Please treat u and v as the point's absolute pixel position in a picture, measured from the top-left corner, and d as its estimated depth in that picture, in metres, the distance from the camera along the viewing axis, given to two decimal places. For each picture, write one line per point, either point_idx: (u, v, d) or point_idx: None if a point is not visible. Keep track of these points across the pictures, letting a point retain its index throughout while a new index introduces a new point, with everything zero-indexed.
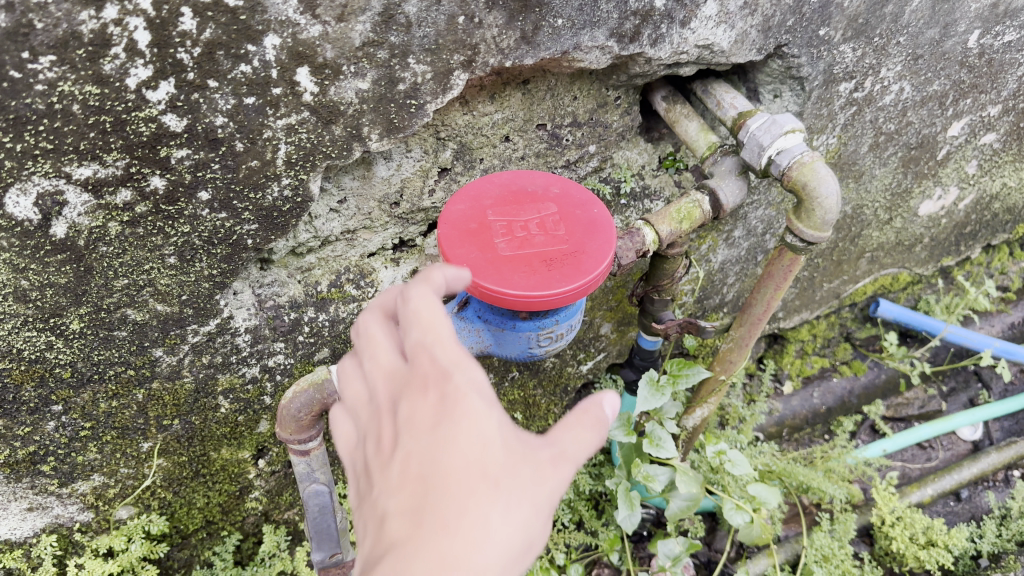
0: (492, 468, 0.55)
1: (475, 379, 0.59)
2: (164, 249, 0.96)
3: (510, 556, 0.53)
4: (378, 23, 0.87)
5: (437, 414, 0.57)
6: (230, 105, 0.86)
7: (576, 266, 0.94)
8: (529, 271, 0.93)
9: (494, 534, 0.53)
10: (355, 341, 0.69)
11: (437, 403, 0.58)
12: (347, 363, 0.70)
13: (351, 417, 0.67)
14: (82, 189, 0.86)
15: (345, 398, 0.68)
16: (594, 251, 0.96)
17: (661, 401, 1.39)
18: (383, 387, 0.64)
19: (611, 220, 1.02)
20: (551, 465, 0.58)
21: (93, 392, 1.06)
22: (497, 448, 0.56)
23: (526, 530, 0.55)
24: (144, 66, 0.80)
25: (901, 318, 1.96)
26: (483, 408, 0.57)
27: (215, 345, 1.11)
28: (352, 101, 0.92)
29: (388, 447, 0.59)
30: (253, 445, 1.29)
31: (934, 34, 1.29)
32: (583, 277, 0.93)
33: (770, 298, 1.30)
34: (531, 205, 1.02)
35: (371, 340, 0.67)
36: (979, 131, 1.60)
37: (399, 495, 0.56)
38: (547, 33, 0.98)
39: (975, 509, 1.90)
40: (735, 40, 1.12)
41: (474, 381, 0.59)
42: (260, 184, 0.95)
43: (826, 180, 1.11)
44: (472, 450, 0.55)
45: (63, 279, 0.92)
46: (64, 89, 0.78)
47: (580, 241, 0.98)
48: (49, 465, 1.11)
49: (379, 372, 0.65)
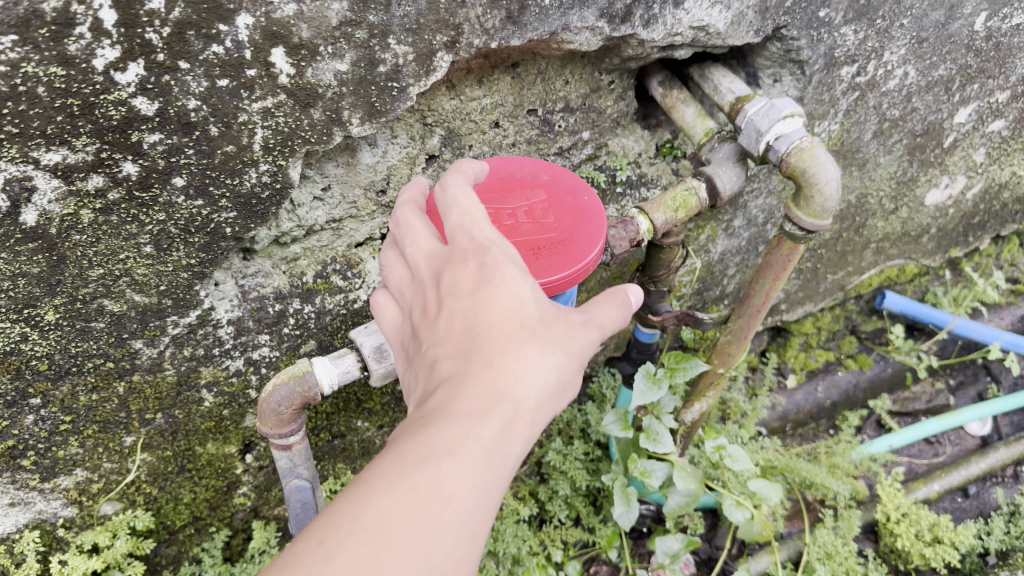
0: (528, 322, 0.69)
1: (507, 250, 0.73)
2: (140, 237, 0.93)
3: (548, 390, 0.68)
4: (355, 2, 0.84)
5: (474, 279, 0.71)
6: (203, 87, 0.83)
7: (565, 255, 0.91)
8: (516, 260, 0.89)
9: (531, 377, 0.67)
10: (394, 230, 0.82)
11: (477, 271, 0.71)
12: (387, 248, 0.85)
13: (393, 291, 0.82)
14: (51, 175, 0.83)
15: (391, 281, 0.81)
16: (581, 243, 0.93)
17: (658, 395, 1.35)
18: (421, 262, 0.77)
19: (602, 207, 0.98)
20: (582, 327, 0.73)
21: (72, 385, 1.03)
22: (531, 305, 0.70)
23: (559, 378, 0.69)
24: (111, 46, 0.77)
25: (907, 310, 1.92)
26: (515, 274, 0.71)
27: (197, 337, 1.08)
28: (331, 83, 0.89)
29: (428, 308, 0.74)
30: (239, 439, 1.27)
31: (939, 16, 1.25)
32: (571, 267, 0.90)
33: (769, 289, 1.27)
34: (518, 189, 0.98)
35: (410, 230, 0.80)
36: (987, 118, 1.56)
37: (443, 347, 0.70)
38: (533, 13, 0.94)
39: (983, 506, 1.86)
40: (732, 22, 1.09)
41: (506, 253, 0.73)
42: (238, 169, 0.92)
43: (826, 165, 1.08)
44: (509, 307, 0.69)
45: (35, 269, 0.89)
46: (28, 70, 0.75)
47: (569, 229, 0.94)
48: (29, 459, 1.08)
49: (418, 252, 0.78)
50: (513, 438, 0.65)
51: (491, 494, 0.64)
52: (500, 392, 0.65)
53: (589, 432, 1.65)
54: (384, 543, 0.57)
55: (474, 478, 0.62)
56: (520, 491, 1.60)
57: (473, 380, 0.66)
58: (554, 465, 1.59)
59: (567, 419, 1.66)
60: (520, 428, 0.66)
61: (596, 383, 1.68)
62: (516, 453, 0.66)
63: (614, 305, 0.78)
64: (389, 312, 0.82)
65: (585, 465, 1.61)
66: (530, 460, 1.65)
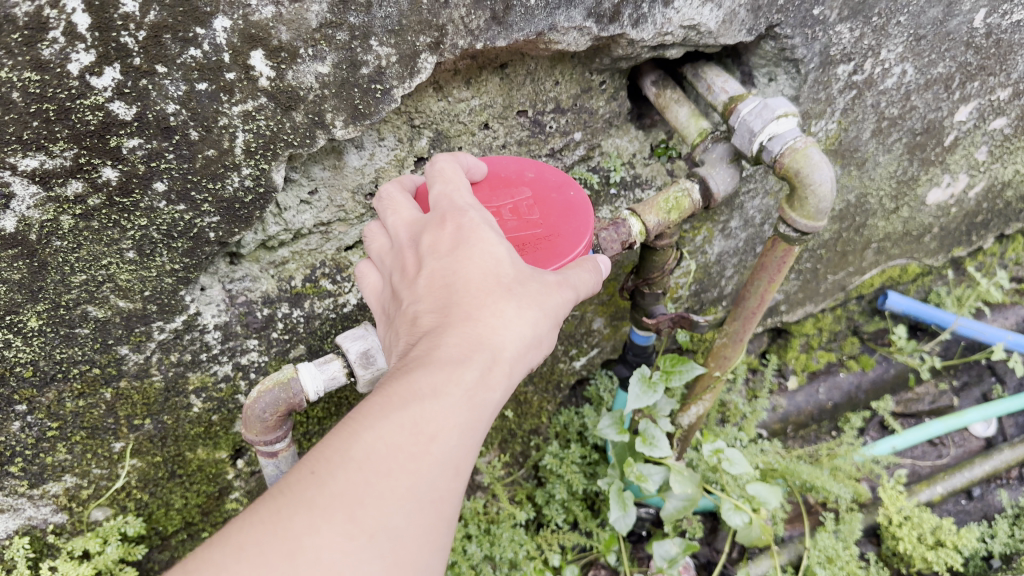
0: (504, 279, 0.75)
1: (484, 218, 0.80)
2: (122, 243, 0.92)
3: (525, 341, 0.74)
4: (335, 3, 0.82)
5: (452, 242, 0.78)
6: (181, 91, 0.82)
7: (551, 250, 0.89)
8: None
9: (508, 330, 0.73)
10: (378, 204, 0.88)
11: (456, 233, 0.78)
12: (372, 223, 0.91)
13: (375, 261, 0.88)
14: (28, 181, 0.82)
15: (372, 250, 0.88)
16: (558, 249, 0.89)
17: (654, 399, 1.33)
18: (403, 230, 0.84)
19: (589, 201, 0.97)
20: (559, 287, 0.79)
21: (58, 391, 1.02)
22: (508, 265, 0.76)
23: (536, 333, 0.75)
24: (86, 51, 0.76)
25: (910, 311, 1.89)
26: (491, 238, 0.78)
27: (183, 342, 1.07)
28: (312, 86, 0.88)
29: (410, 272, 0.80)
30: (230, 444, 1.26)
31: (937, 13, 1.24)
32: (557, 261, 0.88)
33: (764, 291, 1.26)
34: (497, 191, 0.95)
35: (393, 201, 0.87)
36: (988, 116, 1.54)
37: (424, 304, 0.76)
38: (519, 13, 0.93)
39: (987, 509, 1.84)
40: (723, 20, 1.07)
41: (482, 219, 0.79)
42: (220, 174, 0.91)
43: (820, 166, 1.06)
44: (485, 265, 0.75)
45: (16, 275, 0.88)
46: (1, 76, 0.74)
47: (554, 224, 0.92)
48: (17, 466, 1.07)
49: (399, 220, 0.85)
50: (492, 384, 0.70)
51: (471, 437, 0.69)
52: (479, 342, 0.71)
53: (586, 435, 1.63)
54: (372, 474, 0.62)
55: (457, 419, 0.67)
56: (517, 495, 1.59)
57: (453, 331, 0.72)
58: (551, 469, 1.58)
59: (564, 422, 1.64)
60: (499, 376, 0.71)
61: (593, 386, 1.66)
62: (495, 399, 0.71)
63: (590, 269, 0.84)
64: (373, 282, 0.88)
65: (581, 468, 1.59)
66: (527, 463, 1.64)
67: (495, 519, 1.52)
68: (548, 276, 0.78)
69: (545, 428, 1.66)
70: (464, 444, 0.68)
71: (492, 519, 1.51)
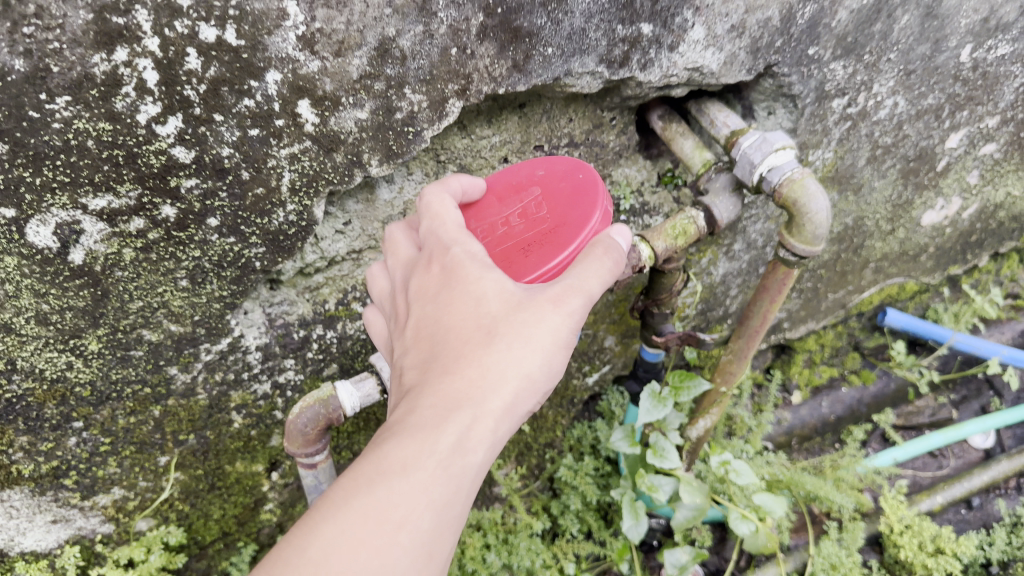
0: (485, 320, 0.78)
1: (466, 252, 0.84)
2: (176, 272, 1.00)
3: (512, 384, 0.75)
4: (374, 58, 0.92)
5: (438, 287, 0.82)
6: (236, 137, 0.91)
7: (555, 244, 0.93)
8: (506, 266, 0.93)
9: (491, 375, 0.75)
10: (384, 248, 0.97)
11: (442, 278, 0.83)
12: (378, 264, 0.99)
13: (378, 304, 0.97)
14: (97, 219, 0.90)
15: (376, 294, 0.96)
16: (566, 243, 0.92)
17: (664, 412, 1.43)
18: (398, 272, 0.92)
19: (598, 180, 0.98)
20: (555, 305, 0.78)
21: (112, 409, 1.11)
22: (492, 303, 0.79)
23: (526, 373, 0.76)
24: (153, 103, 0.85)
25: (908, 327, 1.97)
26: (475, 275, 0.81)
27: (227, 362, 1.16)
28: (352, 130, 0.98)
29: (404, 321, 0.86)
30: (266, 458, 1.34)
31: (925, 49, 1.32)
32: (562, 254, 0.91)
33: (766, 311, 1.34)
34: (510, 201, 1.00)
35: (394, 240, 0.95)
36: (978, 142, 1.62)
37: (415, 358, 0.81)
38: (537, 62, 1.04)
39: (986, 517, 1.90)
40: (724, 62, 1.17)
41: (463, 254, 0.84)
42: (267, 210, 1.00)
43: (816, 196, 1.14)
44: (468, 309, 0.79)
45: (81, 303, 0.97)
46: (79, 126, 0.83)
47: (561, 216, 0.96)
48: (71, 478, 1.15)
49: (397, 264, 0.92)
50: (472, 445, 0.72)
51: (453, 500, 0.71)
52: (454, 403, 0.73)
53: (598, 448, 1.71)
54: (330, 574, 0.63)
55: (431, 487, 0.69)
56: (533, 506, 1.67)
57: (431, 391, 0.75)
58: (565, 481, 1.66)
59: (578, 435, 1.72)
60: (479, 436, 0.73)
61: (605, 401, 1.74)
62: (479, 460, 0.73)
63: (600, 256, 0.83)
64: (380, 328, 0.98)
65: (595, 480, 1.67)
66: (542, 475, 1.71)
67: (512, 529, 1.60)
68: (540, 296, 0.79)
69: (559, 442, 1.74)
70: (445, 506, 0.70)
71: (510, 530, 1.59)
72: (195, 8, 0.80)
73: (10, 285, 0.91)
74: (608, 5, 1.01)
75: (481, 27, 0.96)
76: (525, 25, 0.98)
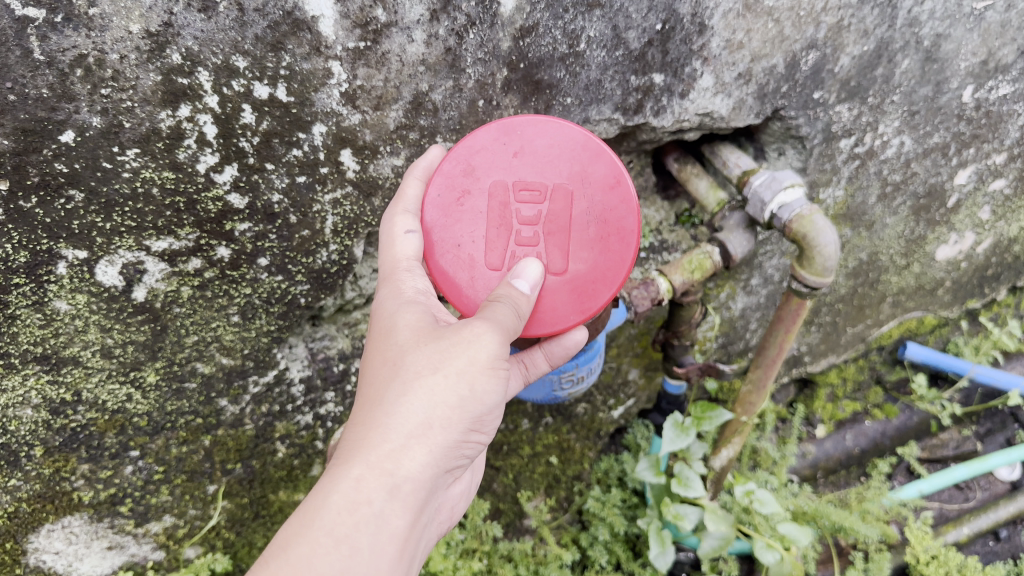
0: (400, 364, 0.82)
1: (393, 302, 0.89)
2: (229, 308, 1.09)
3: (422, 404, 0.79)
4: (409, 110, 1.05)
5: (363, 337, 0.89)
6: (285, 183, 1.02)
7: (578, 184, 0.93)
8: (583, 231, 0.93)
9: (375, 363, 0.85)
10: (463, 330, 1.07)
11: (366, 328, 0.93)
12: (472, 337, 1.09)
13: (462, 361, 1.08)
14: (159, 259, 0.99)
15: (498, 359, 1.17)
16: (488, 144, 0.94)
17: (687, 442, 1.48)
18: None
19: (487, 134, 0.94)
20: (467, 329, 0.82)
21: (166, 438, 1.14)
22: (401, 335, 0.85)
23: (439, 400, 0.79)
24: (211, 154, 0.95)
25: (928, 360, 2.00)
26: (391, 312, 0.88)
27: (273, 395, 1.24)
28: (388, 175, 1.11)
29: None
30: (308, 487, 1.38)
31: (927, 91, 1.39)
32: (567, 165, 0.93)
33: (782, 340, 1.42)
34: (437, 216, 0.95)
35: None
36: (987, 178, 1.68)
37: None
38: (558, 111, 1.14)
39: (1014, 549, 1.92)
40: (733, 107, 1.26)
41: (384, 294, 0.91)
42: (312, 250, 1.11)
43: (824, 230, 1.20)
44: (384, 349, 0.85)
45: (142, 337, 1.04)
46: (146, 175, 0.92)
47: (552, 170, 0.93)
48: (127, 505, 1.16)
49: None
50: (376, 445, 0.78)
51: (353, 550, 0.72)
52: (351, 446, 0.78)
53: (625, 480, 1.75)
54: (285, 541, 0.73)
55: (324, 540, 0.71)
56: (562, 538, 1.71)
57: (344, 443, 0.80)
58: (593, 512, 1.70)
59: (604, 468, 1.77)
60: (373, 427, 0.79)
61: (631, 435, 1.78)
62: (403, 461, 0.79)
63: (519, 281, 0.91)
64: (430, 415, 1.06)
65: (622, 511, 1.71)
66: (571, 508, 1.76)
67: (543, 561, 1.64)
68: (453, 328, 0.83)
69: (587, 474, 1.79)
70: (345, 551, 0.71)
71: (541, 561, 1.63)
72: (251, 69, 0.91)
73: (79, 321, 0.98)
74: (622, 58, 1.12)
75: (505, 81, 1.08)
76: (545, 78, 1.10)
